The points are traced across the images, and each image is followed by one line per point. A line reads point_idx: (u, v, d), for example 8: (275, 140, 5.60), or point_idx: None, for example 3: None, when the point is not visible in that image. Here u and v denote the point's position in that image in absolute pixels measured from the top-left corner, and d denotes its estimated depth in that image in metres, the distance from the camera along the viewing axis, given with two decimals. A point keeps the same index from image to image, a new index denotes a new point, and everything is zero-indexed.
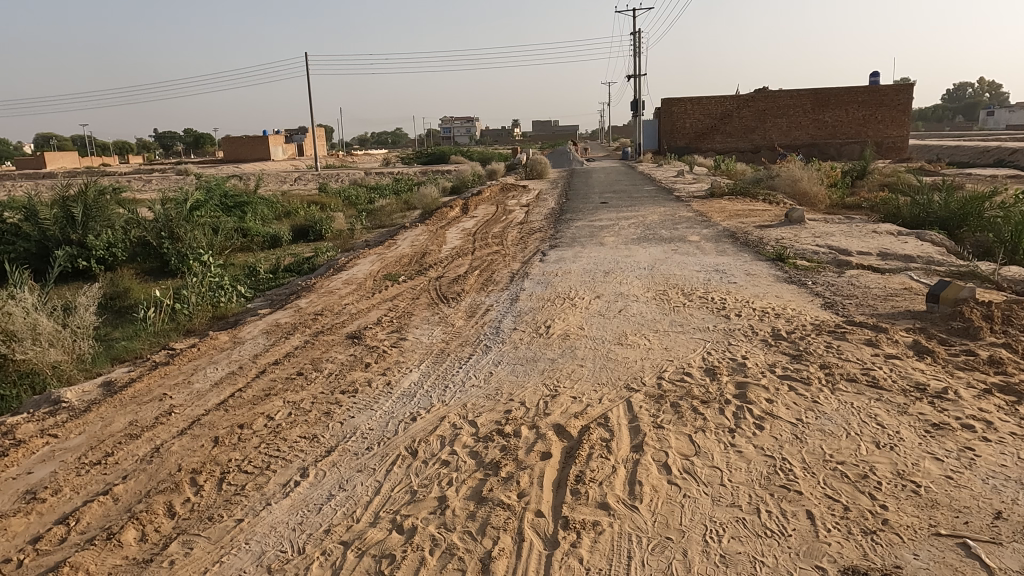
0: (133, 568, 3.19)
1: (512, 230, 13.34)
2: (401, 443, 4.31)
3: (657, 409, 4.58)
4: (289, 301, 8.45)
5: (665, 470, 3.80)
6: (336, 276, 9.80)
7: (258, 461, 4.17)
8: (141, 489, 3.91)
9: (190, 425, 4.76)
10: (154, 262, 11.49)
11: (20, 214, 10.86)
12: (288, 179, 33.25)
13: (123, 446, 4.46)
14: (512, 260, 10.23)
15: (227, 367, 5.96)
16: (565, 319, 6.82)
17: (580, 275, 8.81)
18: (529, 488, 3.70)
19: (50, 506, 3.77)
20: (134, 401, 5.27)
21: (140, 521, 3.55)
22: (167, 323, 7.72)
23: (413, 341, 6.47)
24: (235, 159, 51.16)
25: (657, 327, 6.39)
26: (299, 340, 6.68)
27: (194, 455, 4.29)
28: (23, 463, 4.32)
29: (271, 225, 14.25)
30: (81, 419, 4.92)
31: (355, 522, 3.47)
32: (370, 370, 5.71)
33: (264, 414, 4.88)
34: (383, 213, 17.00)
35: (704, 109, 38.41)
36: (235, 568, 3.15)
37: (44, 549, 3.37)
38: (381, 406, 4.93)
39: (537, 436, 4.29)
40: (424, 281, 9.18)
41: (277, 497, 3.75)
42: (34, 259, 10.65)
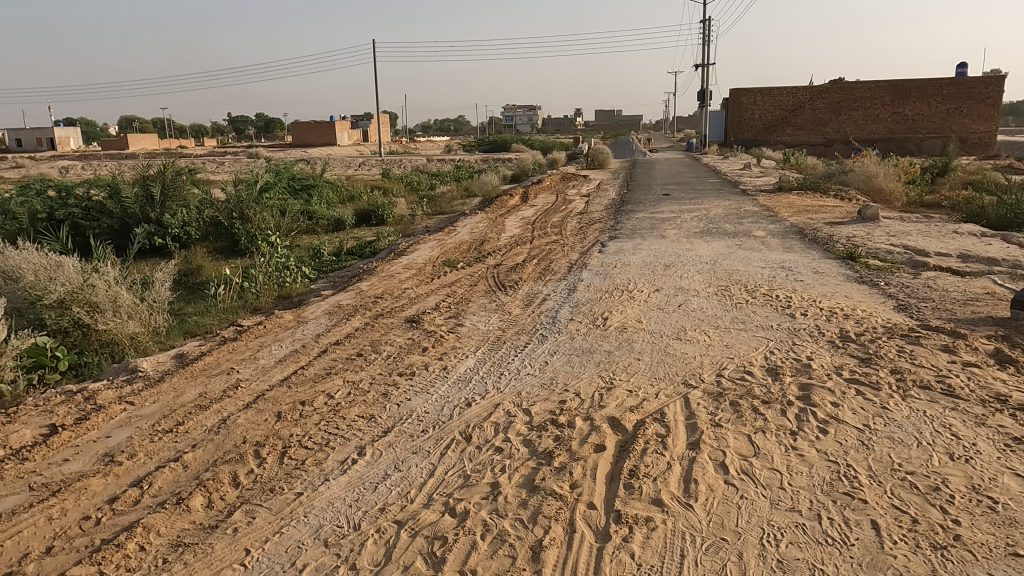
0: (200, 532, 3.34)
1: (573, 220, 13.25)
2: (456, 427, 4.36)
3: (715, 407, 4.48)
4: (351, 284, 8.65)
5: (722, 469, 3.72)
6: (397, 260, 10.00)
7: (319, 437, 4.30)
8: (209, 458, 4.09)
9: (254, 399, 4.95)
10: (225, 241, 11.97)
11: (105, 192, 11.50)
12: (354, 164, 34.13)
13: (193, 416, 4.66)
14: (571, 250, 10.19)
15: (291, 345, 6.16)
16: (623, 312, 6.75)
17: (640, 267, 8.69)
18: (582, 480, 3.69)
19: (126, 469, 3.98)
20: (204, 374, 5.50)
21: (207, 488, 3.71)
22: (236, 300, 8.04)
23: (470, 327, 6.53)
24: (303, 143, 52.64)
25: (718, 324, 6.25)
26: (360, 322, 6.84)
27: (259, 429, 4.46)
28: (102, 427, 4.57)
29: (336, 209, 14.59)
30: (156, 388, 5.19)
31: (410, 503, 3.54)
32: (427, 354, 5.80)
33: (324, 392, 5.02)
34: (444, 199, 17.17)
35: (774, 100, 37.30)
36: (295, 540, 3.26)
37: (120, 509, 3.57)
38: (437, 389, 5.00)
39: (592, 428, 4.26)
40: (483, 268, 9.25)
41: (335, 473, 3.86)
42: (116, 235, 11.29)
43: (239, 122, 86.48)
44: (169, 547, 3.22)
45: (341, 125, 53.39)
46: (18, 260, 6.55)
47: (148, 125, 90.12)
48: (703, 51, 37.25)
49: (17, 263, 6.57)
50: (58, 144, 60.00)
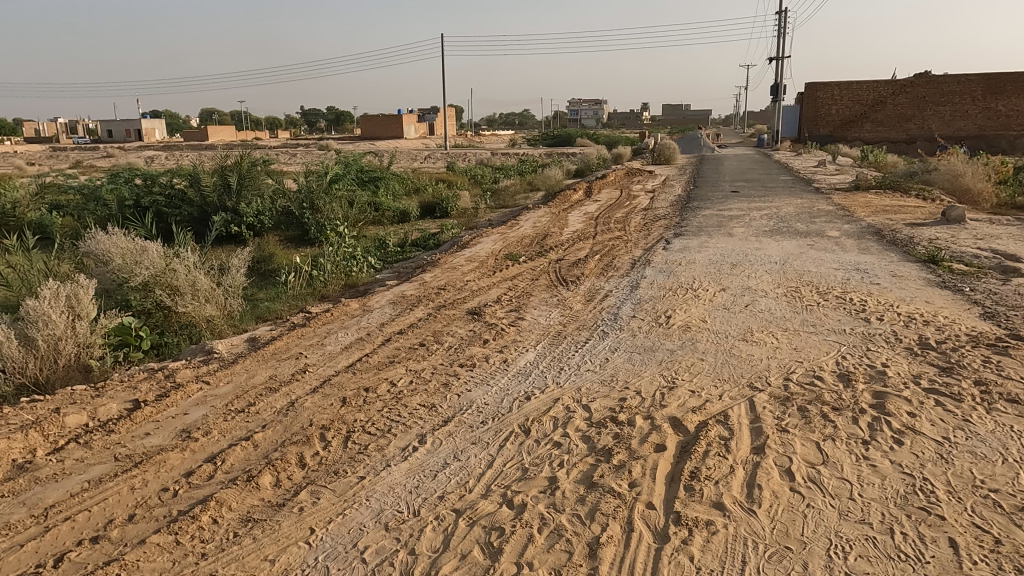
0: (268, 509, 3.48)
1: (637, 216, 13.07)
2: (515, 420, 4.38)
3: (782, 411, 4.34)
4: (415, 275, 8.79)
5: (788, 476, 3.61)
6: (460, 252, 10.11)
7: (381, 423, 4.40)
8: (278, 438, 4.25)
9: (321, 384, 5.11)
10: (295, 230, 12.38)
11: (186, 181, 12.08)
12: (419, 157, 34.69)
13: (264, 398, 4.86)
14: (634, 246, 10.07)
15: (356, 333, 6.32)
16: (687, 310, 6.62)
17: (705, 265, 8.50)
18: (641, 479, 3.65)
19: (201, 445, 4.19)
20: (274, 357, 5.72)
21: (275, 467, 3.86)
22: (305, 288, 8.32)
23: (531, 321, 6.54)
24: (371, 137, 53.85)
25: (787, 326, 6.04)
26: (423, 312, 6.96)
27: (325, 412, 4.60)
28: (181, 404, 4.81)
29: (401, 201, 14.86)
30: (230, 369, 5.43)
31: (468, 492, 3.58)
32: (488, 346, 5.84)
33: (387, 380, 5.14)
34: (508, 193, 17.23)
35: (852, 95, 35.72)
36: (357, 522, 3.35)
37: (196, 483, 3.76)
38: (497, 382, 5.04)
39: (652, 427, 4.20)
40: (545, 263, 9.25)
41: (396, 460, 3.94)
42: (195, 223, 11.85)
43: (311, 115, 89.18)
44: (239, 522, 3.37)
45: (409, 118, 54.28)
46: (107, 245, 6.96)
47: (226, 118, 93.99)
48: (778, 43, 35.98)
49: (107, 247, 7.00)
50: (145, 135, 63.35)
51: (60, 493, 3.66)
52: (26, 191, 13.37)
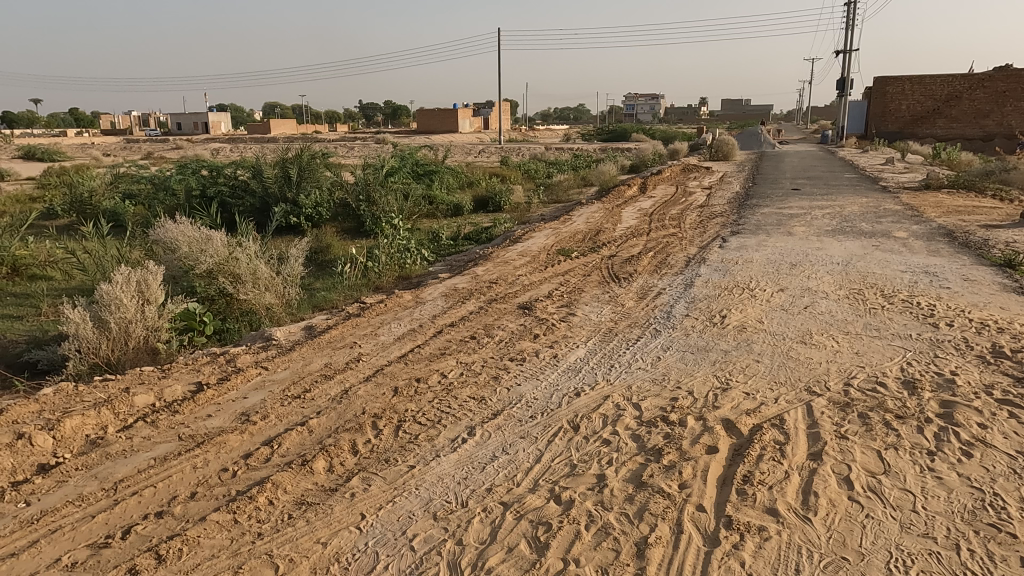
0: (321, 493, 3.58)
1: (692, 213, 12.83)
2: (564, 416, 4.37)
3: (841, 418, 4.20)
4: (467, 268, 8.86)
5: (847, 485, 3.49)
6: (512, 247, 10.13)
7: (432, 414, 4.46)
8: (331, 425, 4.36)
9: (374, 373, 5.21)
10: (352, 222, 12.64)
11: (249, 172, 12.49)
12: (473, 151, 34.91)
13: (319, 385, 4.98)
14: (689, 244, 9.89)
15: (409, 324, 6.41)
16: (742, 310, 6.46)
17: (763, 265, 8.28)
18: (691, 481, 3.58)
19: (259, 429, 4.33)
20: (329, 346, 5.86)
21: (328, 453, 3.96)
22: (360, 279, 8.49)
23: (582, 317, 6.50)
24: (426, 130, 54.48)
25: (848, 330, 5.83)
26: (474, 306, 7.00)
27: (377, 401, 4.69)
28: (241, 388, 4.99)
29: (455, 194, 14.99)
30: (287, 356, 5.59)
31: (516, 486, 3.60)
32: (538, 341, 5.84)
33: (438, 371, 5.20)
34: (561, 188, 17.17)
35: (925, 89, 34.15)
36: (406, 509, 3.41)
37: (254, 464, 3.89)
38: (546, 377, 5.03)
39: (704, 428, 4.13)
40: (598, 259, 9.18)
41: (446, 450, 3.99)
42: (257, 213, 12.23)
43: (369, 109, 90.80)
44: (294, 504, 3.47)
45: (464, 113, 54.61)
46: (175, 233, 7.26)
47: (288, 112, 96.80)
48: (846, 36, 34.67)
49: (175, 236, 7.30)
50: (211, 128, 65.69)
51: (128, 469, 3.85)
52: (102, 180, 14.08)
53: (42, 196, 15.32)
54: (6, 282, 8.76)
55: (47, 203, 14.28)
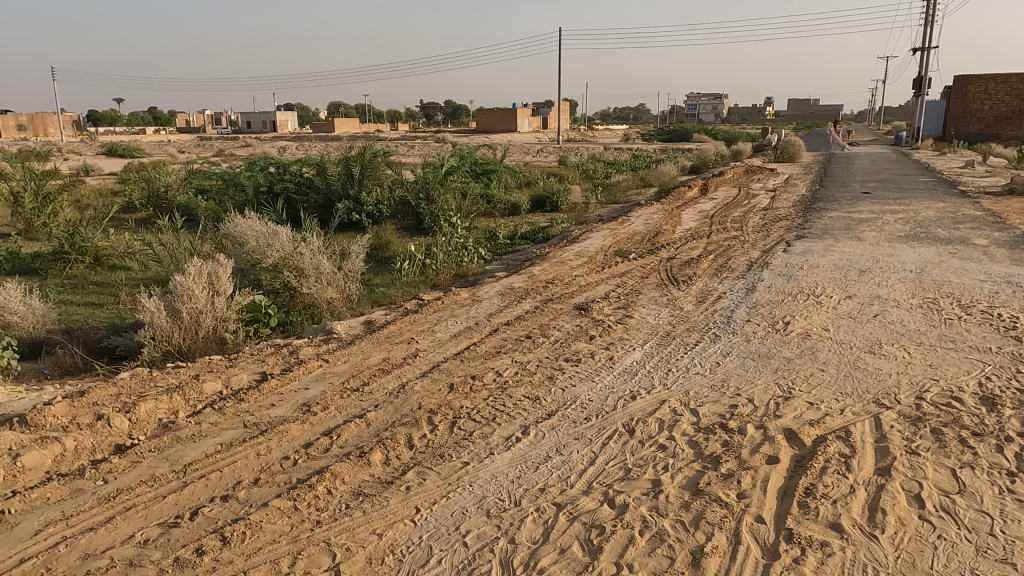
0: (378, 485, 3.65)
1: (755, 216, 12.49)
2: (619, 419, 4.33)
3: (912, 433, 4.01)
4: (523, 267, 8.88)
5: (917, 503, 3.33)
6: (570, 247, 10.09)
7: (486, 412, 4.48)
8: (389, 419, 4.44)
9: (430, 369, 5.28)
10: (411, 220, 12.84)
11: (314, 169, 12.84)
12: (531, 151, 34.99)
13: (377, 379, 5.09)
14: (752, 247, 9.64)
15: (465, 322, 6.47)
16: (807, 318, 6.25)
17: (830, 271, 8.00)
18: (750, 490, 3.49)
19: (320, 419, 4.45)
20: (387, 341, 5.97)
21: (385, 446, 4.03)
22: (419, 275, 8.62)
23: (639, 320, 6.42)
24: (485, 130, 54.86)
25: (921, 340, 5.57)
26: (530, 305, 7.01)
27: (433, 397, 4.75)
28: (302, 379, 5.14)
29: (513, 193, 15.05)
30: (347, 350, 5.72)
31: (569, 487, 3.58)
32: (594, 343, 5.79)
33: (493, 369, 5.23)
34: (619, 188, 16.99)
35: (1011, 89, 32.27)
36: (460, 505, 3.45)
37: (313, 454, 3.99)
38: (602, 379, 4.99)
39: (765, 438, 4.01)
40: (656, 261, 9.04)
41: (500, 449, 4.00)
42: (321, 210, 12.55)
43: (430, 109, 91.99)
44: (351, 495, 3.55)
45: (523, 112, 54.70)
46: (244, 228, 7.54)
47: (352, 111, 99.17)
48: (924, 33, 33.10)
49: (244, 230, 7.57)
50: (278, 127, 67.96)
51: (196, 453, 4.02)
52: (177, 177, 14.77)
53: (122, 191, 16.17)
54: (89, 272, 9.29)
55: (126, 197, 15.06)
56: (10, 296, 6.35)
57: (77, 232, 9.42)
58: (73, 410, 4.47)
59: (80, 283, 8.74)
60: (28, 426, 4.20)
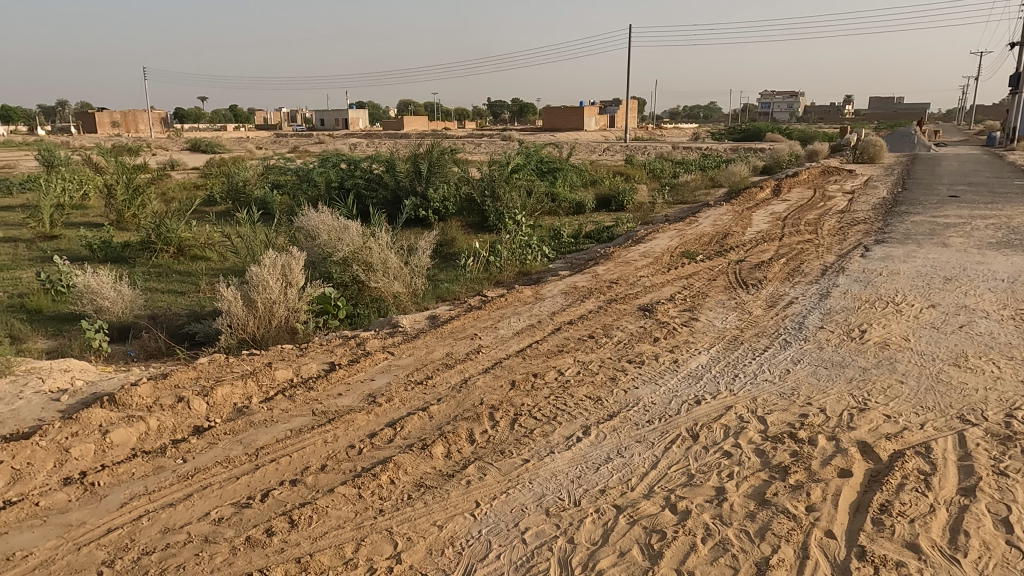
0: (439, 478, 3.70)
1: (831, 219, 12.01)
2: (683, 423, 4.24)
3: (1001, 452, 3.77)
4: (587, 267, 8.83)
5: (1005, 527, 3.13)
6: (635, 247, 9.97)
7: (547, 410, 4.48)
8: (451, 413, 4.50)
9: (493, 365, 5.32)
10: (476, 217, 12.97)
11: (383, 166, 13.13)
12: (598, 149, 34.77)
13: (440, 373, 5.16)
14: (827, 251, 9.28)
15: (528, 320, 6.48)
16: (885, 326, 5.97)
17: (911, 278, 7.61)
18: (820, 504, 3.36)
19: (384, 410, 4.56)
20: (451, 336, 6.05)
21: (447, 439, 4.09)
22: (482, 272, 8.70)
23: (705, 323, 6.28)
24: (552, 128, 54.79)
25: (1013, 355, 5.22)
26: (594, 305, 6.96)
27: (495, 393, 4.79)
28: (369, 370, 5.27)
29: (578, 192, 14.97)
30: (412, 343, 5.83)
31: (630, 490, 3.54)
32: (658, 345, 5.70)
33: (555, 368, 5.22)
34: (687, 188, 16.65)
35: None
36: (519, 502, 3.46)
37: (378, 444, 4.09)
38: (665, 382, 4.91)
39: (837, 450, 3.85)
40: (724, 263, 8.82)
41: (560, 448, 4.00)
42: (389, 206, 12.83)
43: (497, 107, 92.48)
44: (413, 486, 3.62)
45: (590, 110, 54.29)
46: (316, 222, 7.79)
47: (421, 109, 100.95)
48: None
49: (316, 224, 7.82)
50: (350, 124, 69.87)
51: (268, 438, 4.18)
52: (254, 171, 15.40)
53: (205, 184, 16.97)
54: (172, 261, 9.80)
55: (208, 191, 15.80)
56: (102, 283, 6.78)
57: (163, 223, 9.96)
58: (156, 391, 4.73)
59: (165, 272, 9.24)
60: (116, 405, 4.46)
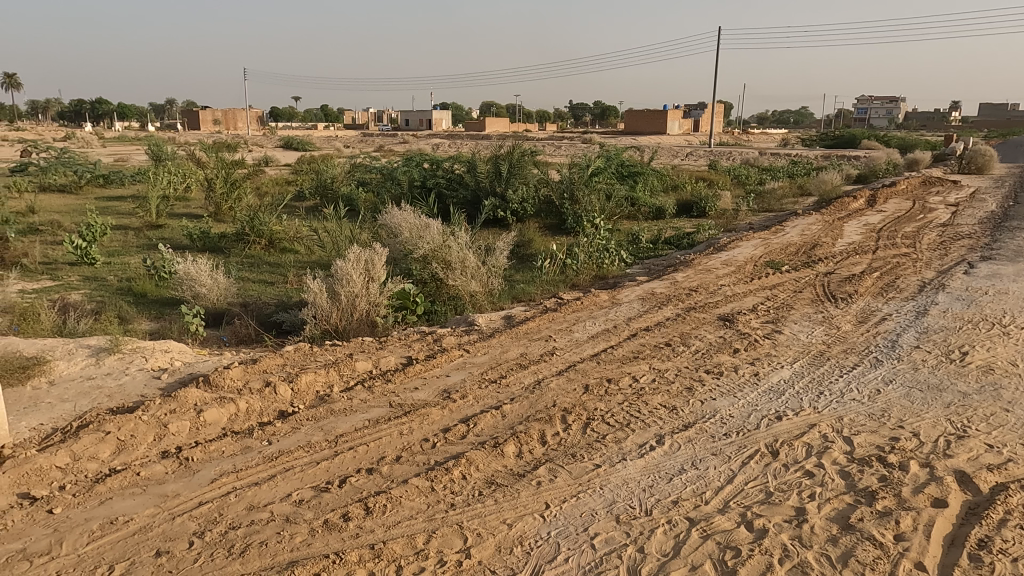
0: (510, 476, 3.73)
1: (932, 232, 11.29)
2: (762, 439, 4.10)
3: None
4: (666, 273, 8.67)
5: None
6: (717, 255, 9.71)
7: (621, 417, 4.43)
8: (523, 413, 4.52)
9: (567, 368, 5.32)
10: (554, 219, 12.98)
11: (465, 166, 13.34)
12: (681, 154, 34.07)
13: (514, 373, 5.20)
14: (925, 267, 8.73)
15: (604, 324, 6.43)
16: (990, 350, 5.56)
17: (1022, 298, 7.05)
18: (910, 533, 3.18)
19: (458, 406, 4.63)
20: (526, 337, 6.08)
21: (519, 439, 4.11)
22: (559, 274, 8.70)
23: (789, 336, 6.04)
24: (634, 132, 54.12)
25: None
26: (672, 312, 6.83)
27: (568, 396, 4.78)
28: (444, 366, 5.37)
29: (659, 197, 14.72)
30: (487, 342, 5.90)
31: (704, 503, 3.45)
32: (738, 357, 5.53)
33: (630, 374, 5.16)
34: (774, 196, 16.06)
35: None
36: (589, 507, 3.44)
37: (451, 439, 4.16)
38: (745, 395, 4.75)
39: (932, 478, 3.63)
40: (812, 275, 8.45)
41: (633, 455, 3.95)
42: (469, 206, 13.02)
43: (579, 109, 92.23)
44: (484, 483, 3.67)
45: (674, 114, 53.24)
46: (399, 220, 8.02)
47: (503, 111, 101.94)
48: None
49: (399, 222, 8.04)
50: (434, 124, 71.34)
51: (347, 426, 4.33)
52: (342, 169, 15.97)
53: (295, 181, 17.74)
54: (263, 253, 10.31)
55: (298, 187, 16.51)
56: (201, 271, 7.21)
57: (257, 217, 10.50)
58: (247, 375, 4.99)
59: (257, 263, 9.72)
60: (210, 386, 4.74)
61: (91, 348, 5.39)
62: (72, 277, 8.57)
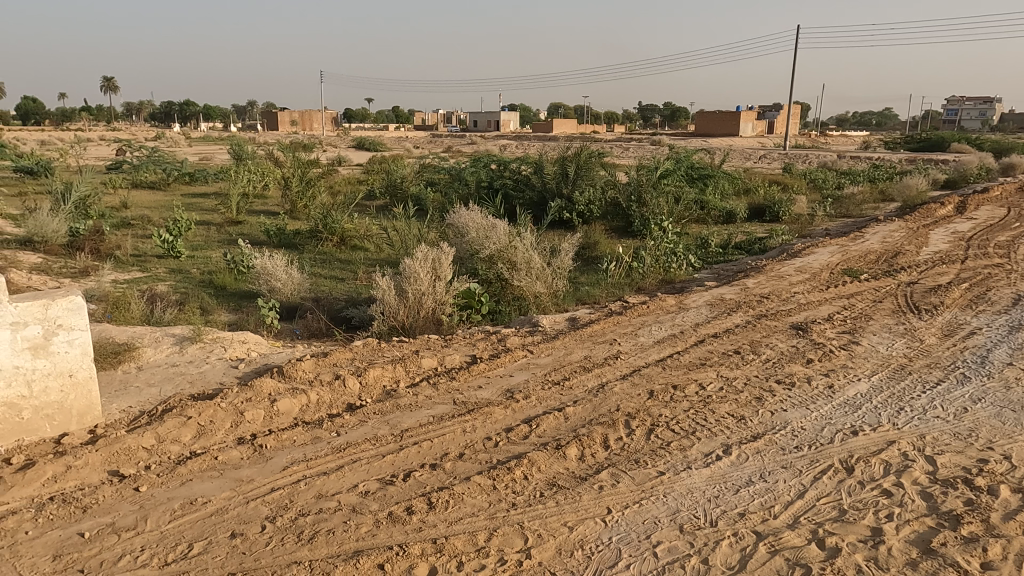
0: (571, 479, 3.72)
1: None
2: (836, 454, 3.93)
3: None
4: (735, 279, 8.44)
5: None
6: (790, 261, 9.38)
7: (686, 424, 4.35)
8: (586, 416, 4.50)
9: (631, 372, 5.25)
10: (621, 221, 12.84)
11: (532, 168, 13.37)
12: (754, 156, 33.07)
13: (577, 375, 5.18)
14: (1021, 279, 8.17)
15: (670, 329, 6.32)
16: None
17: None
18: (998, 562, 2.98)
19: (521, 407, 4.64)
20: (590, 339, 6.04)
21: (581, 442, 4.09)
22: (625, 278, 8.60)
23: (867, 348, 5.77)
24: (705, 134, 52.91)
25: None
26: (741, 319, 6.64)
27: (631, 401, 4.72)
28: (508, 366, 5.40)
29: (730, 201, 14.34)
30: (551, 343, 5.89)
31: (772, 517, 3.34)
32: (812, 367, 5.33)
33: (696, 381, 5.05)
34: (854, 201, 15.37)
35: None
36: (652, 514, 3.38)
37: (513, 439, 4.18)
38: (818, 408, 4.57)
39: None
40: (893, 284, 8.05)
41: (698, 464, 3.86)
42: (535, 207, 13.03)
43: (648, 110, 90.92)
44: (546, 484, 3.66)
45: (747, 116, 51.76)
46: (467, 220, 8.11)
47: (571, 113, 101.64)
48: None
49: (466, 222, 8.14)
50: (501, 126, 71.82)
51: (412, 421, 4.42)
52: (411, 169, 16.28)
53: (367, 180, 18.20)
54: (335, 249, 10.63)
55: (369, 186, 16.93)
56: (277, 266, 7.51)
57: (330, 215, 10.83)
58: (318, 367, 5.16)
59: (328, 259, 10.04)
60: (284, 376, 4.92)
61: (175, 336, 5.69)
62: (159, 268, 9.08)
